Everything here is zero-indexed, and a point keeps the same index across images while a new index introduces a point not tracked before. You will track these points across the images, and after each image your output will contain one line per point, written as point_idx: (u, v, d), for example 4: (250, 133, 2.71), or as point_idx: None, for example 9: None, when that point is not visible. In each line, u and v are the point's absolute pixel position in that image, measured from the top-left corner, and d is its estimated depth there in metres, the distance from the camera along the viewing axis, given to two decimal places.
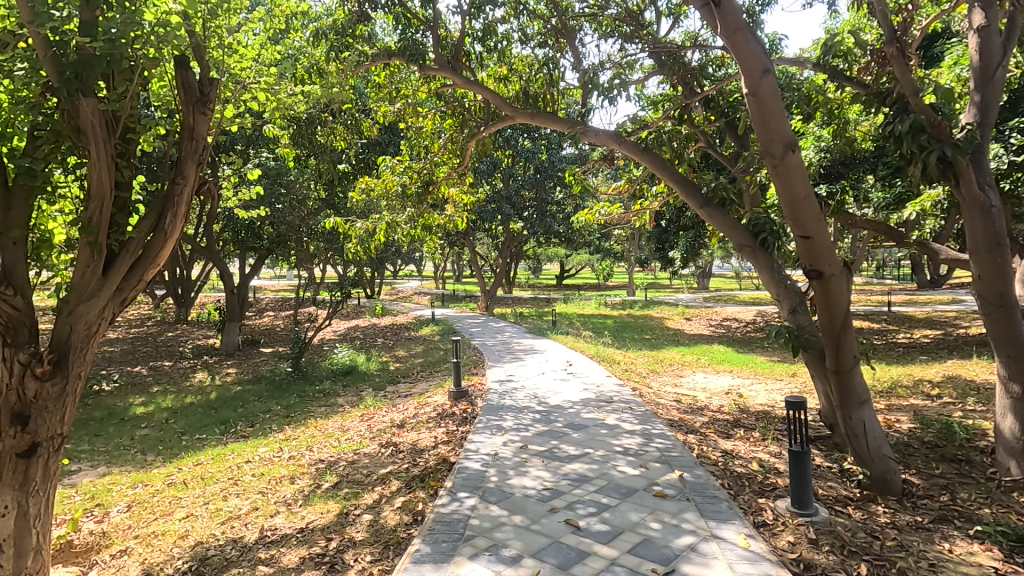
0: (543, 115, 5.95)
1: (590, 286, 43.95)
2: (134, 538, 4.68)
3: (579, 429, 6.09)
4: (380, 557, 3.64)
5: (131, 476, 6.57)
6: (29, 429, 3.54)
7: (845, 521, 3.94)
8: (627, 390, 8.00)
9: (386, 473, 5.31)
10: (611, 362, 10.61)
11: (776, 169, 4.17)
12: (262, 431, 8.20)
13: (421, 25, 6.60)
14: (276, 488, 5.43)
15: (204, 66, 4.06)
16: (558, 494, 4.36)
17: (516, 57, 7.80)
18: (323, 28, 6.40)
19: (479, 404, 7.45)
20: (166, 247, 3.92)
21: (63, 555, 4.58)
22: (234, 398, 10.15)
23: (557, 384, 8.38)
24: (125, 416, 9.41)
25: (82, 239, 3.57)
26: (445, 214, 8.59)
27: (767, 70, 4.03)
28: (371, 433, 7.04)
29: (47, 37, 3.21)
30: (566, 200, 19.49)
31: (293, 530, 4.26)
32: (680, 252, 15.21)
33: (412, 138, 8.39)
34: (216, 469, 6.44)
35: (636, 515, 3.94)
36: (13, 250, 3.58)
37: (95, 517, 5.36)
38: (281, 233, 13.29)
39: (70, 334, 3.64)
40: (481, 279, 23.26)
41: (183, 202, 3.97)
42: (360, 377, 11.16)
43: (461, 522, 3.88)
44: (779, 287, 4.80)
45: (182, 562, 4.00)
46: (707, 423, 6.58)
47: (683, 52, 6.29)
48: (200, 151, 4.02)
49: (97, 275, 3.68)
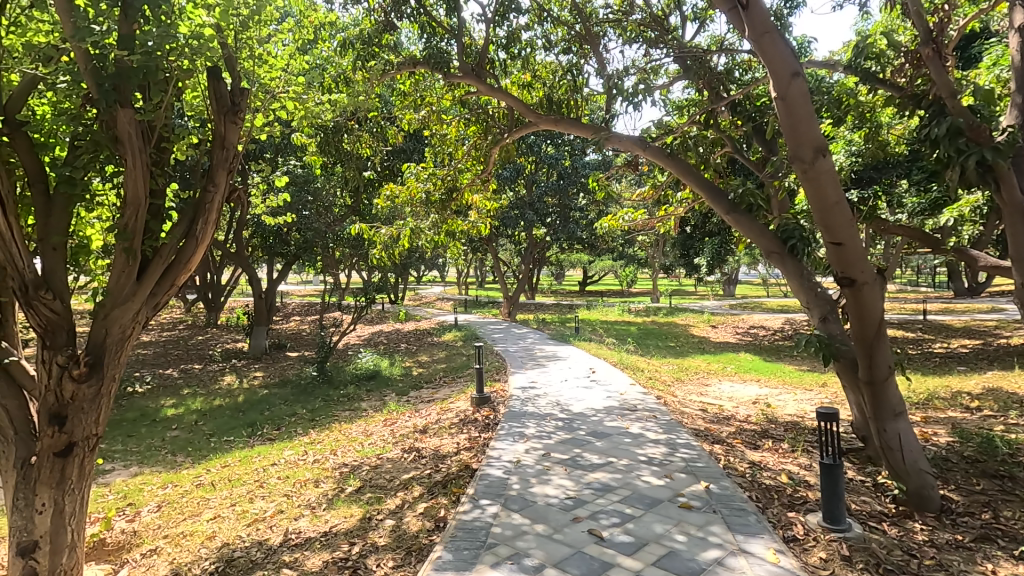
0: (567, 121, 5.97)
1: (613, 292, 43.84)
2: (163, 538, 4.79)
3: (603, 437, 6.03)
4: (404, 562, 3.62)
5: (161, 476, 6.73)
6: (65, 429, 3.70)
7: (880, 537, 3.81)
8: (651, 398, 7.90)
9: (408, 478, 5.32)
10: (635, 370, 10.50)
11: (806, 175, 4.06)
12: (287, 434, 8.33)
13: (445, 34, 6.71)
14: (301, 491, 5.49)
15: (235, 76, 4.19)
16: (581, 503, 4.30)
17: (540, 63, 7.80)
18: (350, 37, 6.60)
19: (501, 411, 7.41)
20: (196, 252, 4.08)
21: (96, 553, 4.71)
22: (260, 402, 10.32)
23: (580, 392, 8.29)
24: (156, 417, 9.64)
25: (118, 246, 3.71)
26: (468, 221, 8.78)
27: (797, 73, 3.95)
28: (394, 437, 7.09)
29: (88, 51, 3.37)
30: (589, 206, 19.39)
31: (317, 534, 4.28)
32: (706, 259, 15.01)
33: (437, 146, 8.48)
34: (243, 471, 6.55)
35: (661, 527, 3.87)
36: (53, 256, 3.75)
37: (127, 516, 5.50)
38: (308, 240, 13.53)
39: (106, 337, 3.79)
40: (506, 285, 23.27)
41: (215, 209, 4.11)
42: (384, 382, 11.25)
43: (483, 530, 3.85)
44: (808, 294, 4.72)
45: (210, 563, 4.07)
46: (734, 433, 6.44)
47: (709, 56, 6.26)
48: (231, 159, 4.12)
49: (132, 280, 3.82)
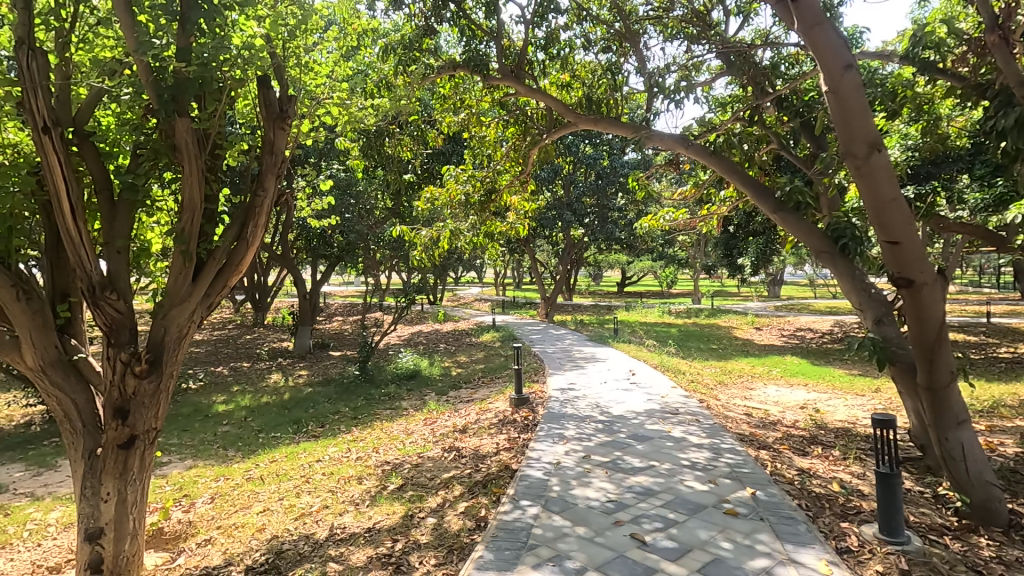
0: (606, 120, 5.92)
1: (653, 293, 43.14)
2: (217, 528, 5.00)
3: (644, 440, 5.94)
4: (445, 561, 3.66)
5: (214, 470, 7.02)
6: (128, 423, 3.91)
7: (942, 551, 3.61)
8: (693, 401, 7.73)
9: (449, 478, 5.37)
10: (676, 372, 10.30)
11: (859, 171, 3.91)
12: (331, 431, 8.55)
13: (484, 36, 6.78)
14: (345, 487, 5.62)
15: (283, 84, 4.33)
16: (622, 507, 4.25)
17: (579, 63, 7.78)
18: (391, 42, 6.72)
19: (540, 412, 7.40)
20: (247, 254, 4.24)
21: (155, 541, 4.96)
22: (306, 400, 10.63)
23: (619, 394, 8.20)
24: (208, 413, 10.06)
25: (176, 248, 3.90)
26: (507, 222, 8.83)
27: (849, 66, 3.79)
28: (435, 436, 7.17)
29: (150, 64, 3.54)
30: (628, 206, 19.16)
31: (361, 530, 4.38)
32: (750, 259, 14.61)
33: (476, 147, 8.57)
34: (289, 467, 6.76)
35: (706, 533, 3.78)
36: (118, 259, 3.98)
37: (183, 506, 5.76)
38: (351, 242, 13.87)
39: (164, 335, 4.00)
40: (544, 286, 23.22)
41: (264, 212, 4.26)
42: (424, 382, 11.41)
43: (524, 531, 3.86)
44: (861, 295, 4.55)
45: (260, 555, 4.21)
46: (781, 438, 6.23)
47: (754, 51, 6.09)
48: (279, 164, 4.26)
49: (188, 281, 4.01)
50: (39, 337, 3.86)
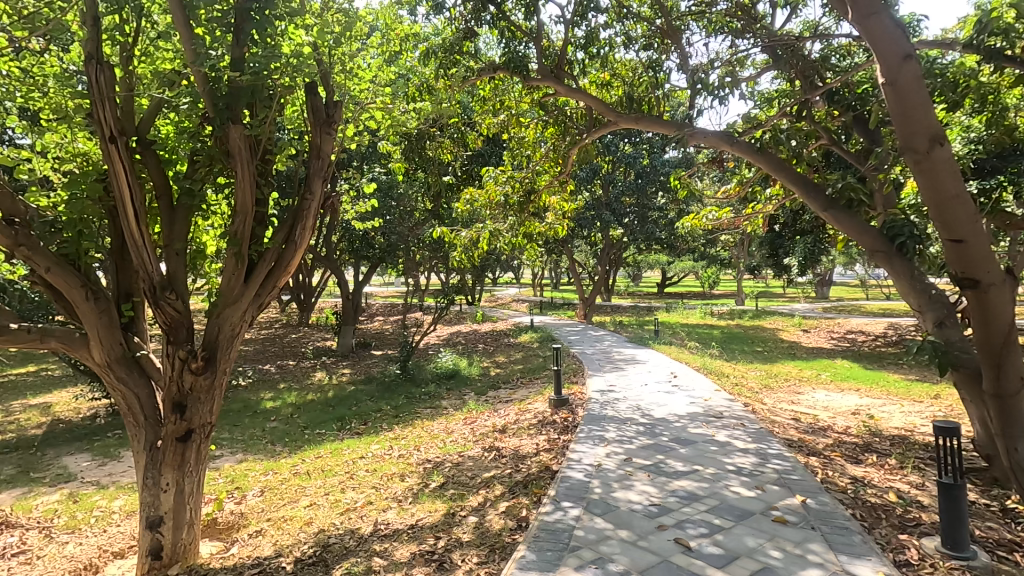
0: (648, 119, 5.87)
1: (694, 294, 42.26)
2: (266, 520, 5.18)
3: (687, 444, 5.82)
4: (487, 560, 3.68)
5: (263, 464, 7.29)
6: (185, 417, 4.10)
7: (1012, 569, 3.39)
8: (738, 405, 7.53)
9: (489, 477, 5.39)
10: (719, 375, 10.06)
11: (919, 167, 3.72)
12: (373, 429, 8.74)
13: (524, 37, 6.82)
14: (388, 484, 5.73)
15: (330, 90, 4.48)
16: (665, 511, 4.18)
17: (619, 61, 7.70)
18: (433, 46, 6.85)
19: (580, 414, 7.36)
20: (295, 256, 4.39)
21: (210, 530, 5.18)
22: (349, 397, 10.89)
23: (661, 397, 8.07)
24: (257, 409, 10.44)
25: (230, 251, 4.07)
26: (546, 223, 8.83)
27: (909, 55, 3.61)
28: (475, 436, 7.24)
29: (206, 74, 3.72)
30: (669, 205, 18.85)
31: (404, 526, 4.45)
32: (797, 259, 14.12)
33: (515, 148, 8.61)
34: (334, 462, 6.94)
35: (754, 541, 3.68)
36: (176, 261, 4.18)
37: (235, 498, 6.00)
38: (392, 243, 14.15)
39: (219, 334, 4.18)
40: (582, 287, 23.10)
41: (311, 215, 4.40)
42: (463, 382, 11.51)
43: (566, 532, 3.84)
44: (920, 296, 4.33)
45: (308, 547, 4.34)
46: (832, 445, 6.00)
47: (803, 43, 5.90)
48: (325, 168, 4.40)
49: (240, 281, 4.19)
50: (106, 334, 4.09)
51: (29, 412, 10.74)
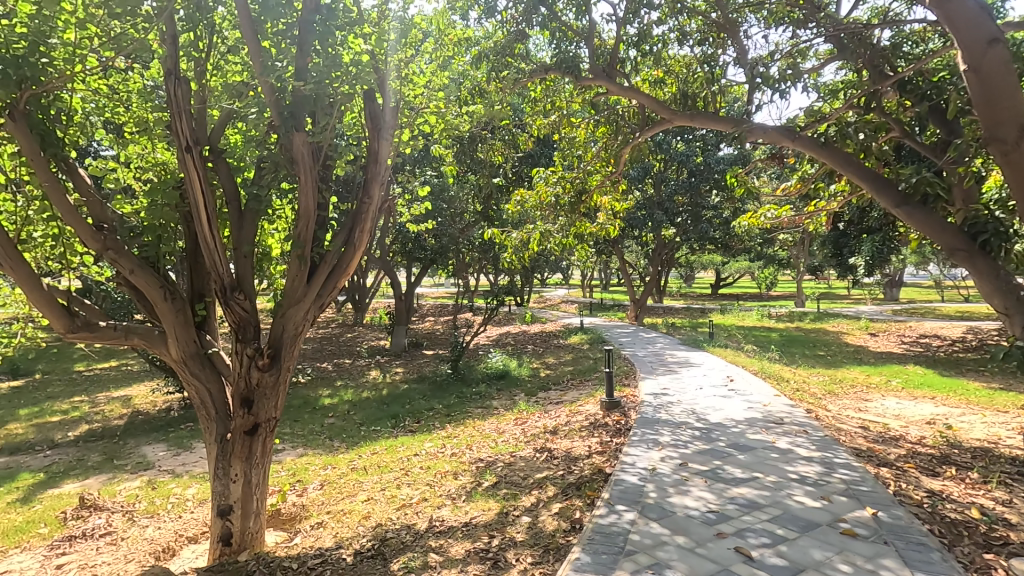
0: (703, 116, 5.74)
1: (750, 295, 40.79)
2: (327, 513, 5.38)
3: (746, 450, 5.63)
4: (541, 560, 3.69)
5: (322, 458, 7.57)
6: (253, 411, 4.31)
7: None
8: (800, 411, 7.22)
9: (542, 478, 5.40)
10: (779, 380, 9.67)
11: (1006, 158, 3.47)
12: (426, 427, 8.91)
13: (576, 37, 6.83)
14: (442, 481, 5.83)
15: (387, 97, 4.62)
16: (725, 519, 4.05)
17: (673, 57, 7.54)
18: (485, 50, 6.94)
19: (632, 417, 7.25)
20: (354, 258, 4.53)
21: (275, 520, 5.43)
22: (402, 396, 11.15)
23: (717, 401, 7.83)
24: (316, 405, 10.86)
25: (293, 253, 4.25)
26: (597, 223, 8.75)
27: (995, 40, 3.36)
28: (526, 436, 7.26)
29: (273, 85, 3.92)
30: (724, 203, 18.29)
31: (459, 523, 4.52)
32: (864, 259, 13.39)
33: (566, 149, 8.58)
34: (390, 459, 7.12)
35: (820, 553, 3.51)
36: (244, 263, 4.39)
37: (297, 491, 6.26)
38: (443, 245, 14.40)
39: (283, 332, 4.37)
40: (632, 288, 22.76)
41: (369, 218, 4.53)
42: (513, 382, 11.56)
43: (621, 536, 3.80)
44: (1006, 298, 3.97)
45: (367, 540, 4.47)
46: (905, 456, 5.65)
47: (871, 31, 5.59)
48: (382, 173, 4.53)
49: (303, 282, 4.36)
50: (182, 332, 4.35)
51: (113, 403, 11.58)
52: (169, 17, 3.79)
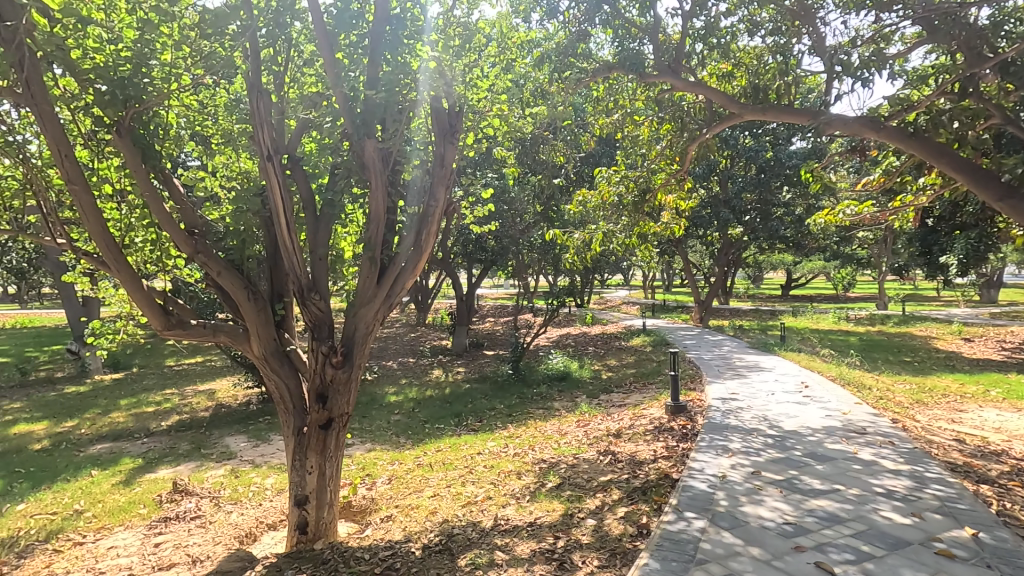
0: (776, 109, 5.50)
1: (825, 297, 38.53)
2: (395, 507, 5.55)
3: (825, 460, 5.32)
4: (609, 563, 3.64)
5: (390, 454, 7.82)
6: (327, 407, 4.52)
7: None
8: (884, 420, 6.75)
9: (606, 481, 5.33)
10: (860, 386, 9.08)
11: None
12: (488, 426, 9.02)
13: (640, 33, 6.74)
14: (506, 481, 5.88)
15: (452, 102, 4.72)
16: (803, 531, 3.85)
17: (742, 50, 7.27)
18: (545, 51, 6.91)
19: (699, 422, 7.03)
20: (421, 259, 4.65)
21: (347, 512, 5.66)
22: (465, 395, 11.34)
23: (791, 408, 7.46)
24: (382, 402, 11.23)
25: (365, 255, 4.42)
26: (661, 223, 8.56)
27: None
28: (589, 438, 7.20)
29: (347, 94, 4.09)
30: (797, 200, 17.40)
31: (523, 523, 4.54)
32: (957, 257, 12.34)
33: (629, 148, 8.47)
34: (454, 457, 7.26)
35: (913, 574, 3.27)
36: (320, 265, 4.60)
37: (367, 484, 6.50)
38: (504, 246, 14.53)
39: (355, 332, 4.55)
40: (696, 289, 22.06)
41: (435, 220, 4.64)
42: (574, 384, 11.49)
43: (691, 544, 3.69)
44: None
45: (434, 535, 4.58)
46: (1009, 472, 5.16)
47: (968, 10, 5.15)
48: (448, 176, 4.64)
49: (373, 283, 4.52)
50: (263, 331, 4.61)
51: (199, 396, 12.46)
52: (252, 36, 4.03)
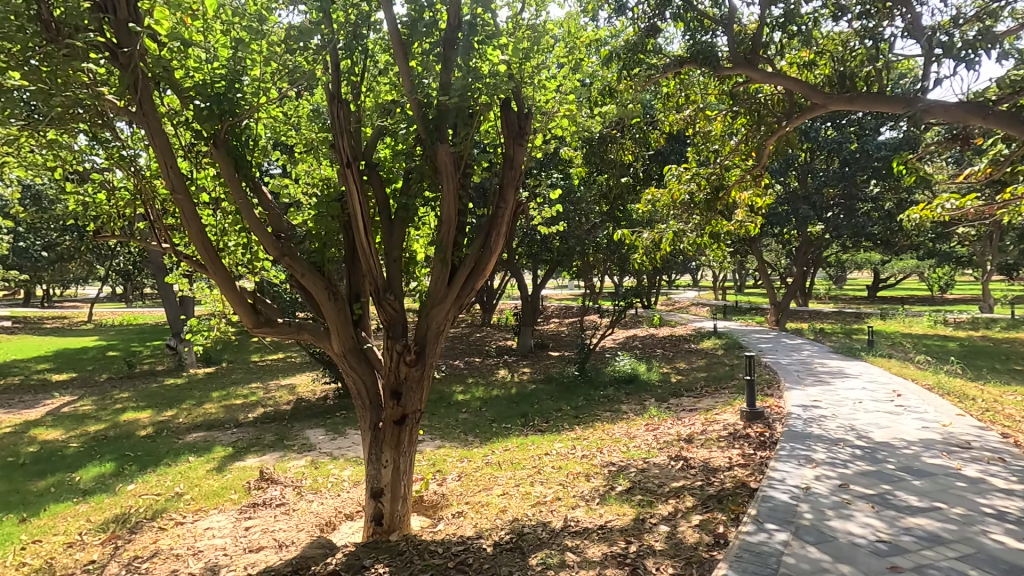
0: (866, 98, 5.18)
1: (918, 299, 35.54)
2: (466, 503, 5.66)
3: (922, 475, 4.92)
4: (684, 572, 3.54)
5: (458, 451, 7.98)
6: (401, 403, 4.68)
7: None
8: (992, 434, 6.15)
9: (679, 487, 5.19)
10: (962, 397, 8.31)
11: None
12: (555, 427, 9.01)
13: (713, 25, 6.53)
14: (574, 482, 5.85)
15: (522, 104, 4.75)
16: (899, 551, 3.58)
17: (826, 36, 6.86)
18: (614, 49, 6.80)
19: (778, 429, 6.69)
20: (491, 260, 4.71)
21: (420, 506, 5.84)
22: (531, 396, 11.37)
23: (881, 417, 6.95)
24: (451, 401, 11.48)
25: (437, 257, 4.55)
26: (735, 221, 8.22)
27: None
28: (659, 443, 7.03)
29: (420, 101, 4.23)
30: (886, 194, 16.19)
31: (594, 526, 4.50)
32: None
33: (701, 144, 8.22)
34: (522, 456, 7.30)
35: None
36: (394, 266, 4.80)
37: (438, 480, 6.66)
38: (570, 246, 14.46)
39: (427, 331, 4.68)
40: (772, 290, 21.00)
41: (504, 221, 4.70)
42: (642, 387, 11.25)
43: (773, 557, 3.52)
44: None
45: (505, 533, 4.63)
46: None
47: None
48: (517, 177, 4.68)
49: (445, 284, 4.64)
50: (342, 329, 4.84)
51: (281, 391, 13.23)
52: (332, 49, 4.23)
